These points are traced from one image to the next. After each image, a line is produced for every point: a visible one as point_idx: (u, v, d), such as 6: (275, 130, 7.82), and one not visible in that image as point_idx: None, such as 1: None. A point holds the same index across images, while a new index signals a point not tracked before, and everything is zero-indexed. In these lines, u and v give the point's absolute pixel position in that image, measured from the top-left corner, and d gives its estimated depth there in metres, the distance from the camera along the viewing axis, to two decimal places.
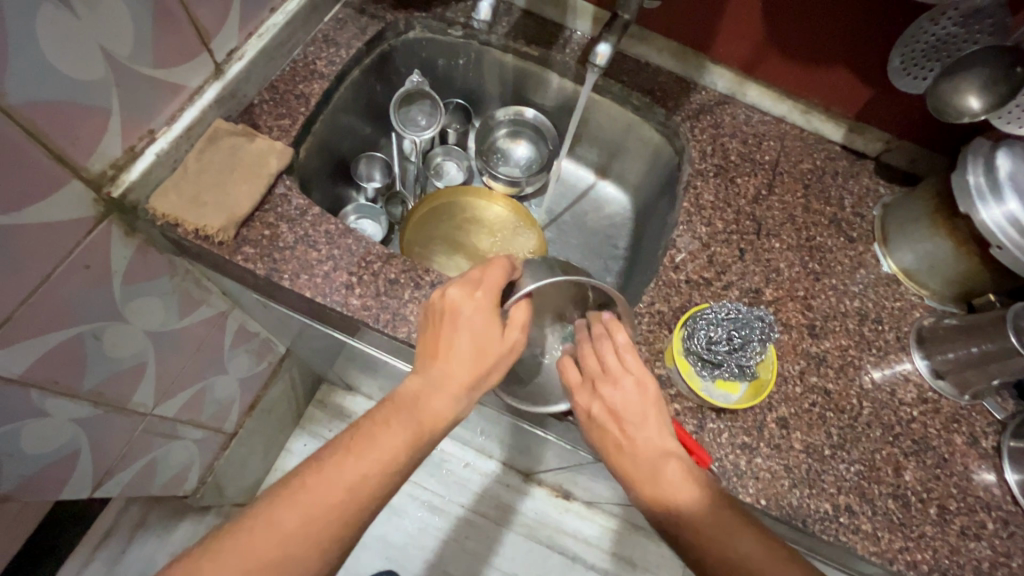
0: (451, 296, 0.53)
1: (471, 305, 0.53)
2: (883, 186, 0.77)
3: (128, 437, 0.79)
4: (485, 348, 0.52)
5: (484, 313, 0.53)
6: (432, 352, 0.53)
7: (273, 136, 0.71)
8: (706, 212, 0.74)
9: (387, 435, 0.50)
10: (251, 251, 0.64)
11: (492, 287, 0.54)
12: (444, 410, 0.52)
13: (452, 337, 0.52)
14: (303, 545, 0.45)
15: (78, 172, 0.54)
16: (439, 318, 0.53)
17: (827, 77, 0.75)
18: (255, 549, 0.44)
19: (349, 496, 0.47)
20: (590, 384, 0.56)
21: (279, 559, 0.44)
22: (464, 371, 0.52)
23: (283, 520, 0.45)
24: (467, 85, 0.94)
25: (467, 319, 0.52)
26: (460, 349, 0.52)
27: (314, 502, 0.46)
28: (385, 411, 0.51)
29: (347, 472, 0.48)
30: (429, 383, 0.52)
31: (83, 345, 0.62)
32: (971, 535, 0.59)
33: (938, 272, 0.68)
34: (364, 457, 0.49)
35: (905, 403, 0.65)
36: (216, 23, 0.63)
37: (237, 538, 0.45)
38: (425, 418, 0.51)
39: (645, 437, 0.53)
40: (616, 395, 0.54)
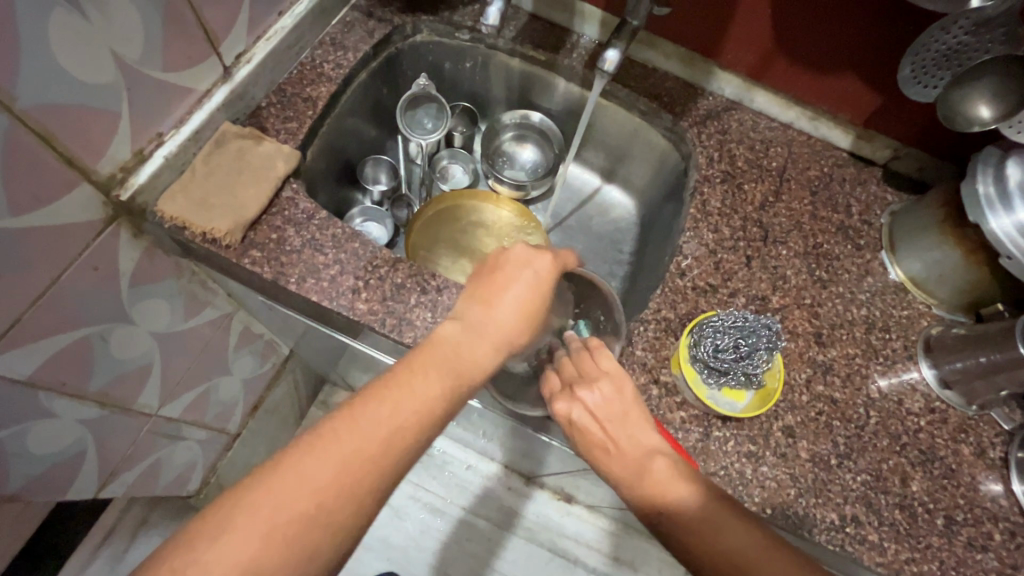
0: (521, 252, 0.56)
1: (538, 264, 0.56)
2: (890, 194, 0.76)
3: (134, 438, 0.79)
4: (531, 301, 0.54)
5: (544, 272, 0.56)
6: (485, 298, 0.53)
7: (280, 140, 0.71)
8: (713, 218, 0.73)
9: (426, 385, 0.46)
10: (258, 255, 0.64)
11: (558, 257, 0.58)
12: (484, 360, 0.51)
13: (509, 286, 0.54)
14: (337, 501, 0.40)
15: (88, 175, 0.54)
16: (501, 268, 0.55)
17: (836, 84, 0.75)
18: (280, 505, 0.39)
19: (388, 449, 0.43)
20: (568, 390, 0.56)
21: (310, 513, 0.39)
22: (510, 321, 0.53)
23: (312, 474, 0.40)
24: (473, 89, 0.94)
25: (526, 274, 0.55)
26: (512, 297, 0.53)
27: (351, 454, 0.41)
28: (425, 355, 0.48)
29: (382, 426, 0.43)
30: (473, 332, 0.51)
31: (91, 346, 0.63)
32: (978, 546, 0.59)
33: (946, 281, 0.68)
34: (404, 406, 0.44)
35: (912, 412, 0.64)
36: (225, 27, 0.63)
37: (256, 491, 0.39)
38: (465, 368, 0.49)
39: (628, 437, 0.53)
40: (594, 397, 0.55)
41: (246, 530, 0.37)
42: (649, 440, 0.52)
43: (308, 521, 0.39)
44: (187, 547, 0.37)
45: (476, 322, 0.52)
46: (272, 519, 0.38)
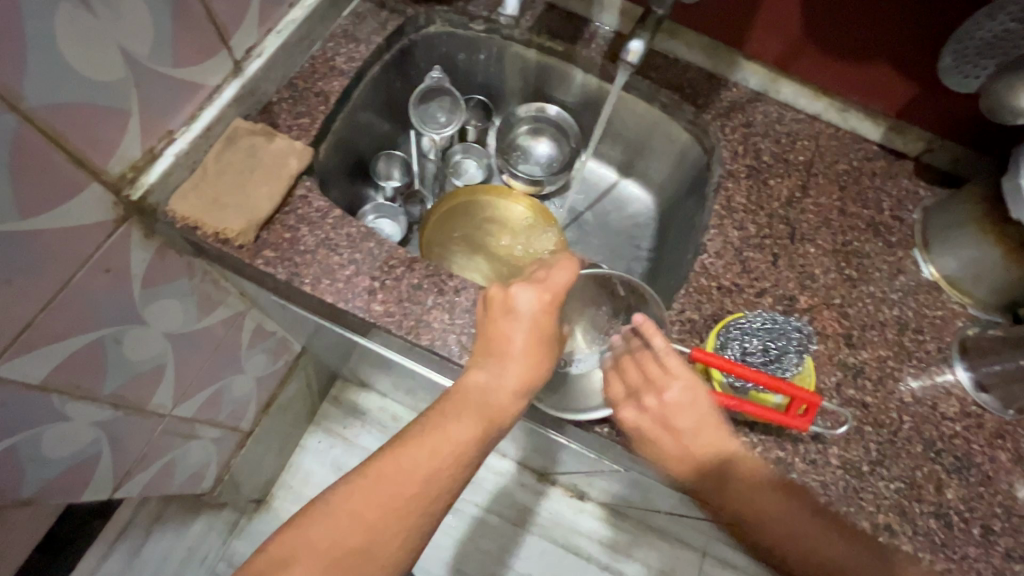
0: (519, 296, 0.53)
1: (537, 306, 0.53)
2: (923, 189, 0.73)
3: (148, 438, 0.78)
4: (536, 348, 0.52)
5: (546, 314, 0.53)
6: (491, 348, 0.52)
7: (292, 136, 0.69)
8: (738, 215, 0.71)
9: (456, 428, 0.48)
10: (271, 255, 0.62)
11: (558, 288, 0.54)
12: (511, 404, 0.51)
13: (512, 335, 0.52)
14: (384, 537, 0.45)
15: (98, 175, 0.53)
16: (501, 314, 0.53)
17: (868, 74, 0.72)
18: (336, 540, 0.44)
19: (425, 489, 0.46)
20: (637, 393, 0.56)
21: (363, 548, 0.44)
22: (523, 370, 0.52)
23: (362, 510, 0.45)
24: (487, 81, 0.91)
25: (525, 317, 0.52)
26: (518, 346, 0.52)
27: (393, 495, 0.45)
28: (449, 407, 0.50)
29: (414, 475, 0.46)
30: (493, 381, 0.51)
31: (104, 348, 0.62)
32: (1017, 557, 0.57)
33: (982, 279, 0.65)
34: (437, 451, 0.47)
35: (947, 417, 0.62)
36: (236, 19, 0.61)
37: (315, 526, 0.44)
38: (490, 416, 0.50)
39: (689, 436, 0.54)
40: (666, 401, 0.55)
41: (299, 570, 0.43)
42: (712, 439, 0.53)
43: (360, 556, 0.44)
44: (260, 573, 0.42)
45: (490, 372, 0.51)
46: (330, 553, 0.43)
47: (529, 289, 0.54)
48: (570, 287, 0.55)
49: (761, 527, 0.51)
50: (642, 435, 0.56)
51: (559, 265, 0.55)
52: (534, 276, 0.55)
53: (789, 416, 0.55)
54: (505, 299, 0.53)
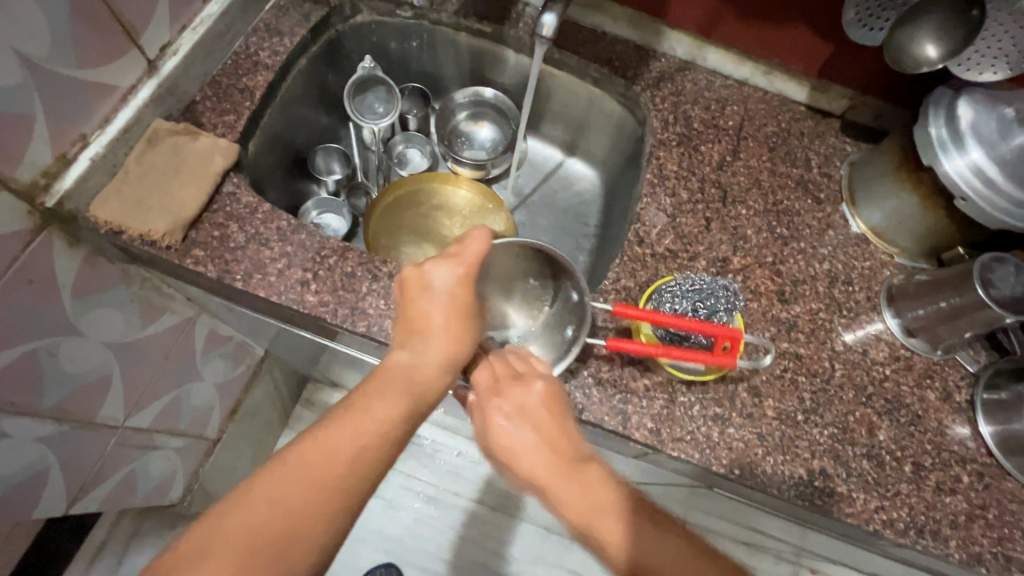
0: (432, 273, 0.53)
1: (452, 280, 0.53)
2: (849, 145, 0.75)
3: (101, 451, 0.77)
4: (455, 323, 0.53)
5: (462, 287, 0.54)
6: (412, 326, 0.53)
7: (218, 133, 0.68)
8: (670, 182, 0.72)
9: (381, 405, 0.47)
10: (201, 253, 0.61)
11: (472, 257, 0.54)
12: (434, 380, 0.51)
13: (429, 311, 0.53)
14: (311, 520, 0.42)
15: (7, 183, 0.52)
16: (416, 293, 0.54)
17: (787, 36, 0.73)
18: (259, 527, 0.40)
19: (353, 469, 0.44)
20: (504, 385, 0.52)
21: (290, 534, 0.41)
22: (446, 345, 0.52)
23: (285, 497, 0.41)
24: (423, 68, 0.91)
25: (440, 291, 0.53)
26: (436, 323, 0.52)
27: (319, 477, 0.43)
28: (372, 387, 0.48)
29: (341, 450, 0.44)
30: (417, 356, 0.51)
31: (36, 360, 0.61)
32: (947, 490, 0.59)
33: (905, 228, 0.68)
34: (361, 431, 0.45)
35: (877, 362, 0.64)
36: (145, 18, 0.60)
37: (233, 515, 0.41)
38: (416, 391, 0.50)
39: (540, 438, 0.49)
40: (529, 398, 0.51)
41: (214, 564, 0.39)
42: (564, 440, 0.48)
43: (288, 539, 0.41)
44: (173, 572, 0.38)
45: (412, 350, 0.52)
46: (251, 542, 0.40)
47: (442, 265, 0.54)
48: (484, 253, 0.55)
49: (601, 533, 0.43)
50: (507, 446, 0.50)
51: (471, 236, 0.55)
52: (448, 251, 0.55)
53: (716, 355, 0.56)
54: (420, 276, 0.54)
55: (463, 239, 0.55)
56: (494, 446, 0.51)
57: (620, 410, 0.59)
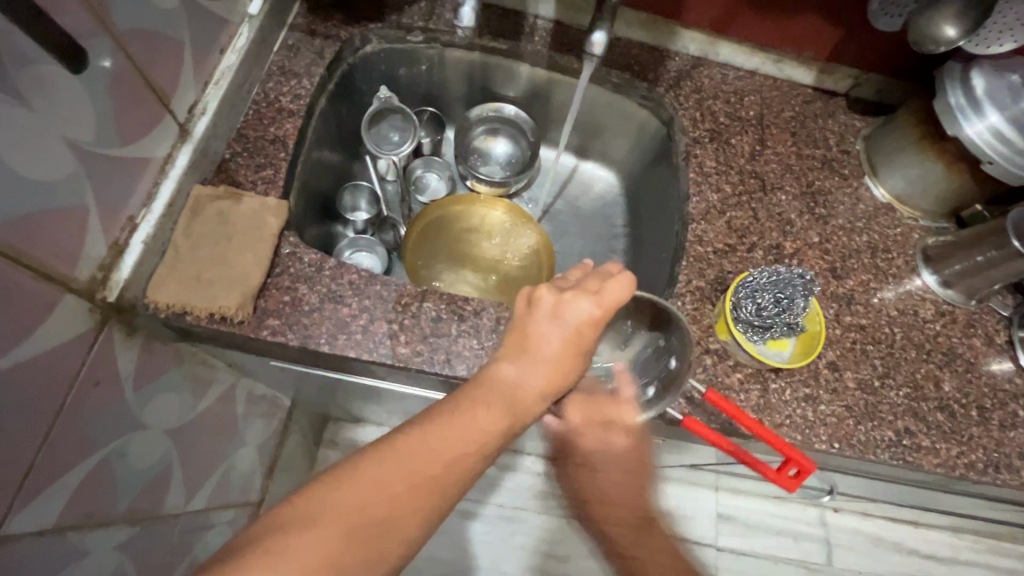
0: (570, 304, 0.50)
1: (587, 317, 0.49)
2: (858, 120, 0.80)
3: (171, 545, 0.71)
4: (572, 356, 0.49)
5: (592, 327, 0.50)
6: (526, 345, 0.48)
7: (260, 191, 0.63)
8: (713, 178, 0.74)
9: (485, 417, 0.44)
10: (276, 322, 0.58)
11: (612, 302, 0.51)
12: (534, 406, 0.47)
13: (550, 337, 0.48)
14: (406, 510, 0.38)
15: (69, 285, 0.48)
16: (541, 314, 0.49)
17: (796, 26, 0.77)
18: (359, 506, 0.37)
19: (451, 468, 0.40)
20: (596, 428, 0.58)
21: (386, 516, 0.37)
22: (554, 374, 0.48)
23: (388, 478, 0.38)
24: (432, 91, 0.88)
25: (570, 320, 0.49)
26: (552, 348, 0.48)
27: (424, 467, 0.39)
28: (476, 395, 0.45)
29: (448, 445, 0.41)
30: (523, 376, 0.47)
31: (108, 465, 0.56)
32: (1009, 425, 0.65)
33: (930, 193, 0.73)
34: (462, 437, 0.42)
35: (928, 319, 0.70)
36: (172, 81, 0.56)
37: (341, 489, 0.37)
38: (517, 412, 0.45)
39: (621, 467, 0.58)
40: (608, 445, 0.58)
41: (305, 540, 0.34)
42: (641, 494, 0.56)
43: (382, 526, 0.37)
44: (272, 535, 0.34)
45: (520, 368, 0.47)
46: (356, 517, 0.36)
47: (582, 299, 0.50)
48: (624, 302, 0.52)
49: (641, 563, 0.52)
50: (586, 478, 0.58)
51: (616, 278, 0.52)
52: (587, 286, 0.51)
53: (778, 476, 0.57)
54: (555, 305, 0.50)
55: (604, 279, 0.52)
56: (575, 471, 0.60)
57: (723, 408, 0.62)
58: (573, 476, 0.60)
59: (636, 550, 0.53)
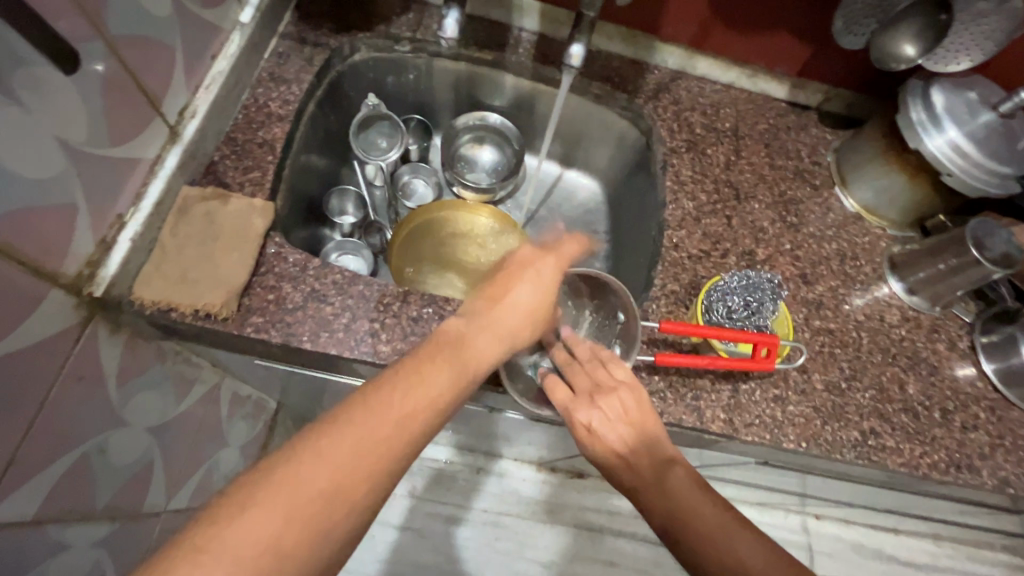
0: (532, 261, 0.55)
1: (550, 272, 0.54)
2: (829, 133, 0.84)
3: (149, 543, 0.71)
4: (538, 306, 0.53)
5: (552, 280, 0.54)
6: (493, 294, 0.52)
7: (247, 193, 0.65)
8: (689, 187, 0.77)
9: (432, 373, 0.43)
10: (260, 320, 0.60)
11: (568, 258, 0.56)
12: (488, 353, 0.48)
13: (520, 285, 0.52)
14: (355, 482, 0.36)
15: (56, 280, 0.49)
16: (513, 266, 0.54)
17: (769, 42, 0.81)
18: (301, 485, 0.34)
19: (401, 428, 0.39)
20: (583, 398, 0.54)
21: (332, 492, 0.35)
22: (519, 319, 0.51)
23: (332, 453, 0.36)
24: (420, 99, 0.91)
25: (541, 272, 0.54)
26: (518, 298, 0.52)
27: (369, 438, 0.37)
28: (424, 354, 0.44)
29: (398, 406, 0.40)
30: (483, 326, 0.49)
31: (89, 460, 0.56)
32: (970, 427, 0.68)
33: (895, 203, 0.76)
34: (410, 395, 0.41)
35: (894, 325, 0.72)
36: (163, 85, 0.58)
37: (283, 473, 0.35)
38: (467, 362, 0.46)
39: (625, 417, 0.52)
40: (615, 405, 0.53)
41: (248, 524, 0.32)
42: (654, 447, 0.50)
43: (330, 501, 0.35)
44: (209, 520, 0.32)
45: (480, 319, 0.50)
46: (299, 496, 0.34)
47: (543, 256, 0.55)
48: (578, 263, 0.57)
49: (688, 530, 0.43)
50: (608, 459, 0.51)
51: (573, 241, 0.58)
52: (547, 244, 0.57)
53: (758, 361, 0.62)
54: (521, 261, 0.54)
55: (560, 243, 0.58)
56: (591, 452, 0.53)
57: (695, 408, 0.64)
58: (586, 444, 0.53)
59: (649, 494, 0.46)
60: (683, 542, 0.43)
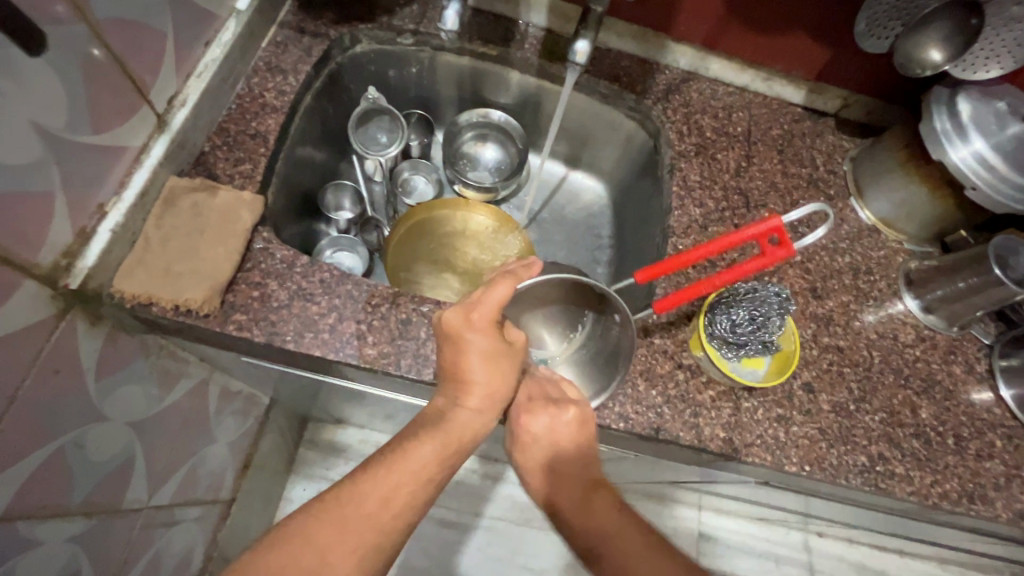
0: (452, 322, 0.51)
1: (478, 332, 0.50)
2: (846, 141, 0.80)
3: (130, 539, 0.70)
4: (496, 370, 0.51)
5: (489, 337, 0.51)
6: (450, 373, 0.52)
7: (237, 185, 0.63)
8: (696, 193, 0.74)
9: (415, 448, 0.46)
10: (244, 318, 0.58)
11: (490, 308, 0.51)
12: (471, 424, 0.50)
13: (462, 361, 0.51)
14: (339, 561, 0.40)
15: (30, 270, 0.47)
16: (447, 343, 0.52)
17: (786, 43, 0.77)
18: (290, 561, 0.39)
19: (384, 508, 0.42)
20: (539, 406, 0.57)
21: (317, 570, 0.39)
22: (483, 389, 0.51)
23: (318, 533, 0.40)
24: (423, 94, 0.89)
25: (473, 347, 0.50)
26: (469, 363, 0.50)
27: (353, 518, 0.41)
28: (409, 433, 0.48)
29: (381, 483, 0.43)
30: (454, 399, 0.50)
31: (65, 456, 0.55)
32: (986, 456, 0.64)
33: (913, 216, 0.72)
34: (394, 471, 0.44)
35: (908, 344, 0.69)
36: (151, 71, 0.56)
37: (276, 554, 0.39)
38: (449, 433, 0.48)
39: (564, 438, 0.55)
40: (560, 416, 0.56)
41: None
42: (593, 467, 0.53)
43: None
44: None
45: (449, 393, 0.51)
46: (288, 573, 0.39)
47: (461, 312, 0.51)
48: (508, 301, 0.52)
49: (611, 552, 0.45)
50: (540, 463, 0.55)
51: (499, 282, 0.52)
52: (470, 297, 0.52)
53: (767, 254, 0.55)
54: (448, 327, 0.51)
55: (487, 286, 0.52)
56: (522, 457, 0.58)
57: (693, 425, 0.61)
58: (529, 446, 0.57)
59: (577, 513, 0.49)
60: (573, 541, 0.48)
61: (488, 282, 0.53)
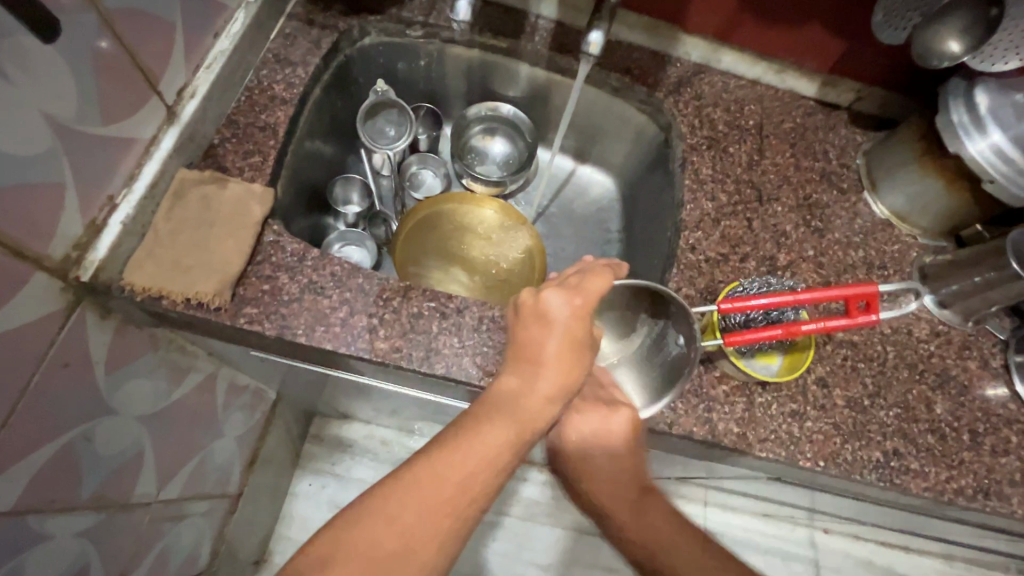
0: (550, 303, 0.50)
1: (572, 314, 0.50)
2: (860, 134, 0.79)
3: (138, 533, 0.70)
4: (574, 356, 0.49)
5: (580, 320, 0.50)
6: (524, 355, 0.49)
7: (246, 178, 0.63)
8: (708, 186, 0.73)
9: (489, 432, 0.44)
10: (254, 311, 0.57)
11: (592, 298, 0.51)
12: (544, 413, 0.47)
13: (544, 342, 0.49)
14: (424, 541, 0.39)
15: (40, 262, 0.47)
16: (534, 323, 0.50)
17: (799, 36, 0.76)
18: (375, 540, 0.38)
19: (465, 490, 0.41)
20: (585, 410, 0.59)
21: (401, 550, 0.38)
22: (557, 377, 0.48)
23: (400, 512, 0.39)
24: (431, 87, 0.88)
25: (558, 328, 0.49)
26: (550, 349, 0.49)
27: (439, 496, 0.40)
28: (482, 412, 0.45)
29: (467, 463, 0.42)
30: (526, 385, 0.48)
31: (75, 449, 0.54)
32: (1001, 451, 0.64)
33: (928, 210, 0.71)
34: (470, 456, 0.42)
35: (922, 339, 0.68)
36: (160, 62, 0.56)
37: (359, 531, 0.38)
38: (523, 417, 0.46)
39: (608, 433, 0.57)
40: (603, 423, 0.57)
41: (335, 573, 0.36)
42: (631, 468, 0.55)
43: (399, 558, 0.37)
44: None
45: (523, 379, 0.48)
46: (370, 552, 0.37)
47: (559, 294, 0.51)
48: (603, 294, 0.52)
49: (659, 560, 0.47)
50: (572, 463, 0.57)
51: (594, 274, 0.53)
52: (566, 283, 0.52)
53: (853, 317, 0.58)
54: (536, 308, 0.50)
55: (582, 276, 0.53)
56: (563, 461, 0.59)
57: (706, 420, 0.60)
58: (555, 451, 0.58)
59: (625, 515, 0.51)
60: (637, 546, 0.49)
61: (582, 272, 0.54)
